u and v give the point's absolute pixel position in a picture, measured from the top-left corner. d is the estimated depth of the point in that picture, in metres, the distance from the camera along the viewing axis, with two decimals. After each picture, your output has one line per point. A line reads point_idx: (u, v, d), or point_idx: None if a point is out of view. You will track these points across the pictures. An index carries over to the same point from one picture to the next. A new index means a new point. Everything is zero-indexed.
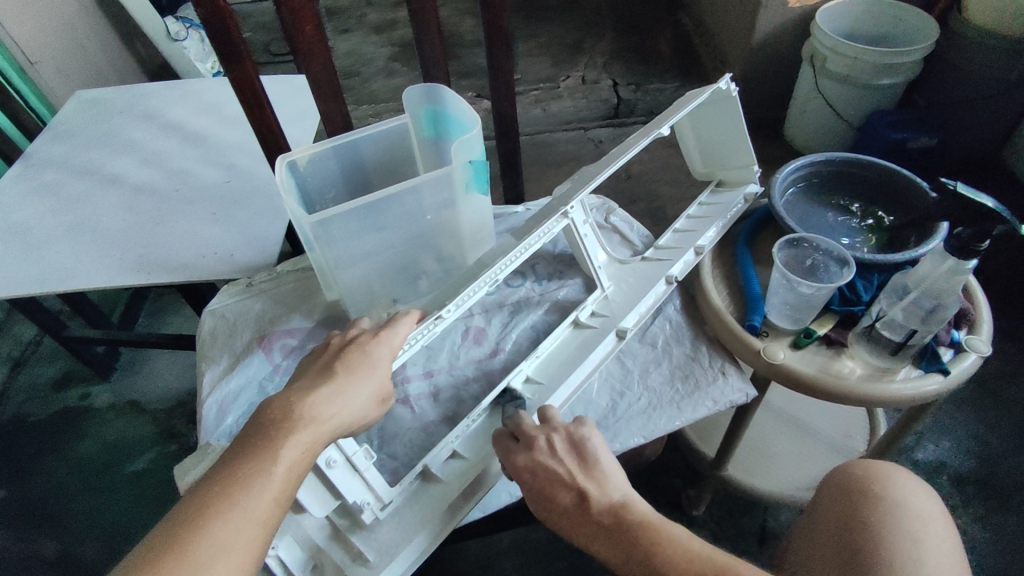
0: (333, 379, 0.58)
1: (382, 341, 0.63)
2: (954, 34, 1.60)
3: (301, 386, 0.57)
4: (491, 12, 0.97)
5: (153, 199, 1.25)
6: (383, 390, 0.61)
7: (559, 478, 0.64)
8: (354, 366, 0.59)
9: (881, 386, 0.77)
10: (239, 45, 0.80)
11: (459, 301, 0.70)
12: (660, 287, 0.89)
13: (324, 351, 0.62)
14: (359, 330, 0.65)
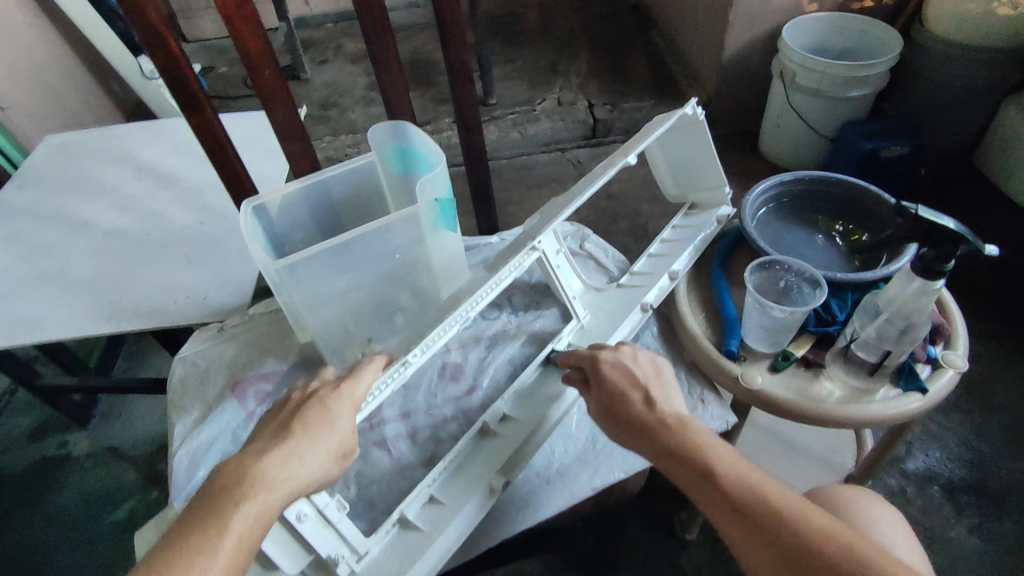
0: (288, 439, 0.56)
1: (343, 393, 0.61)
2: (918, 45, 1.62)
3: (256, 448, 0.56)
4: (454, 51, 0.97)
5: (127, 243, 1.24)
6: (342, 448, 0.60)
7: (634, 383, 0.67)
8: (311, 423, 0.58)
9: (860, 408, 0.77)
10: (197, 92, 0.81)
11: (428, 342, 0.69)
12: (636, 314, 0.89)
13: (283, 407, 0.61)
14: (320, 381, 0.64)
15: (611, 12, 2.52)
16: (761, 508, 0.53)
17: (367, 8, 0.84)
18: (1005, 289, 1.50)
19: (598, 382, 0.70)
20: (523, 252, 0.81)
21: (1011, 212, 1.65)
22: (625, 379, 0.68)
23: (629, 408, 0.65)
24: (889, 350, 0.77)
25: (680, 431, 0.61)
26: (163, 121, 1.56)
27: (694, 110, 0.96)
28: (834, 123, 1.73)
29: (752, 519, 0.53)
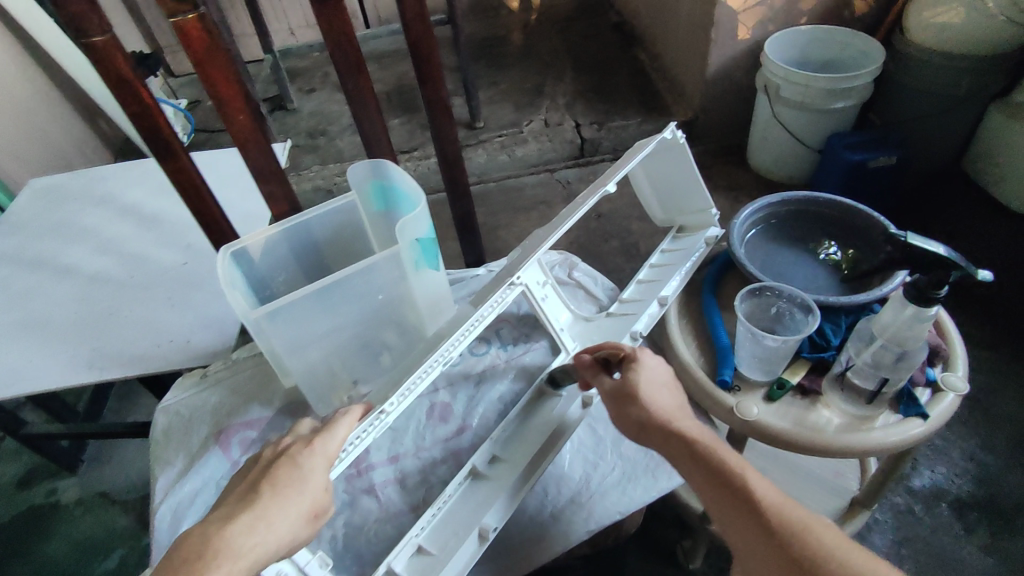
0: (255, 504, 0.54)
1: (316, 450, 0.58)
2: (900, 55, 1.62)
3: (222, 515, 0.54)
4: (431, 88, 0.93)
5: (110, 287, 1.22)
6: (315, 507, 0.57)
7: (659, 388, 0.68)
8: (281, 483, 0.56)
9: (859, 437, 0.74)
10: (169, 137, 0.79)
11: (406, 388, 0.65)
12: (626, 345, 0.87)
13: (254, 466, 0.59)
14: (294, 437, 0.62)
15: (594, 31, 2.52)
16: (787, 519, 0.52)
17: (341, 49, 0.80)
18: (1002, 296, 1.48)
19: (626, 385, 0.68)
20: (504, 289, 0.78)
21: (1002, 219, 1.65)
22: (651, 381, 0.68)
23: (654, 408, 0.65)
24: (887, 377, 0.76)
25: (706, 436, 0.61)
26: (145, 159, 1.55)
27: (677, 134, 0.93)
28: (821, 135, 1.72)
29: (776, 532, 0.52)
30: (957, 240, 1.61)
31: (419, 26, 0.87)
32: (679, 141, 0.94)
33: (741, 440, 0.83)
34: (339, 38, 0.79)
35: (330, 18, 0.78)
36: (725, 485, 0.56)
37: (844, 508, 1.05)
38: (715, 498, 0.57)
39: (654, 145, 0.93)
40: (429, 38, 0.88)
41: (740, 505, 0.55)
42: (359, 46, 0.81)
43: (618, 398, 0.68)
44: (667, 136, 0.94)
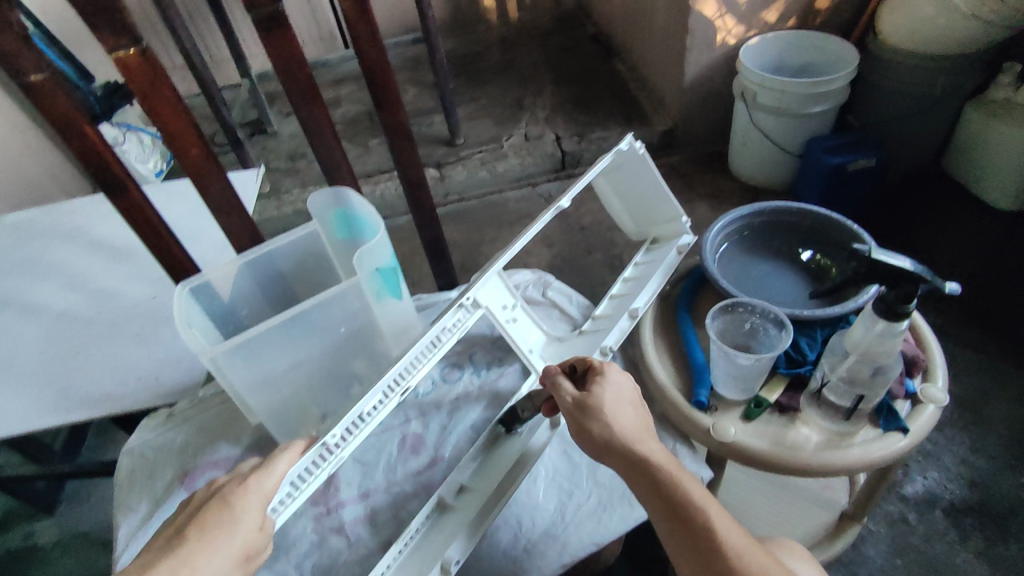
0: (180, 549, 0.52)
1: (250, 487, 0.57)
2: (875, 57, 1.61)
3: (141, 563, 0.51)
4: (390, 113, 0.92)
5: (78, 325, 1.19)
6: (247, 548, 0.55)
7: (625, 410, 0.65)
8: (210, 523, 0.54)
9: (838, 455, 0.72)
10: (120, 174, 0.77)
11: (352, 424, 0.65)
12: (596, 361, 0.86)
13: (185, 509, 0.57)
14: (231, 476, 0.59)
15: (572, 42, 2.46)
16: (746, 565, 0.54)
17: (293, 77, 0.79)
18: (990, 294, 1.45)
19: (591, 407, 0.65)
20: (452, 309, 0.76)
21: (985, 215, 1.62)
22: (617, 403, 0.65)
23: (620, 434, 0.62)
24: (863, 395, 0.74)
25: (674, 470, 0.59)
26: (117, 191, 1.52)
27: (633, 144, 0.95)
28: (800, 139, 1.71)
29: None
30: (943, 237, 1.59)
31: (372, 52, 0.85)
32: (637, 151, 0.95)
33: (720, 461, 0.80)
34: (290, 65, 0.78)
35: (279, 46, 0.76)
36: (687, 525, 0.56)
37: (834, 522, 1.03)
38: (676, 535, 0.57)
39: (612, 159, 0.94)
40: (384, 64, 0.86)
41: (702, 549, 0.55)
42: (311, 73, 0.80)
43: (582, 416, 0.65)
44: (624, 148, 0.95)
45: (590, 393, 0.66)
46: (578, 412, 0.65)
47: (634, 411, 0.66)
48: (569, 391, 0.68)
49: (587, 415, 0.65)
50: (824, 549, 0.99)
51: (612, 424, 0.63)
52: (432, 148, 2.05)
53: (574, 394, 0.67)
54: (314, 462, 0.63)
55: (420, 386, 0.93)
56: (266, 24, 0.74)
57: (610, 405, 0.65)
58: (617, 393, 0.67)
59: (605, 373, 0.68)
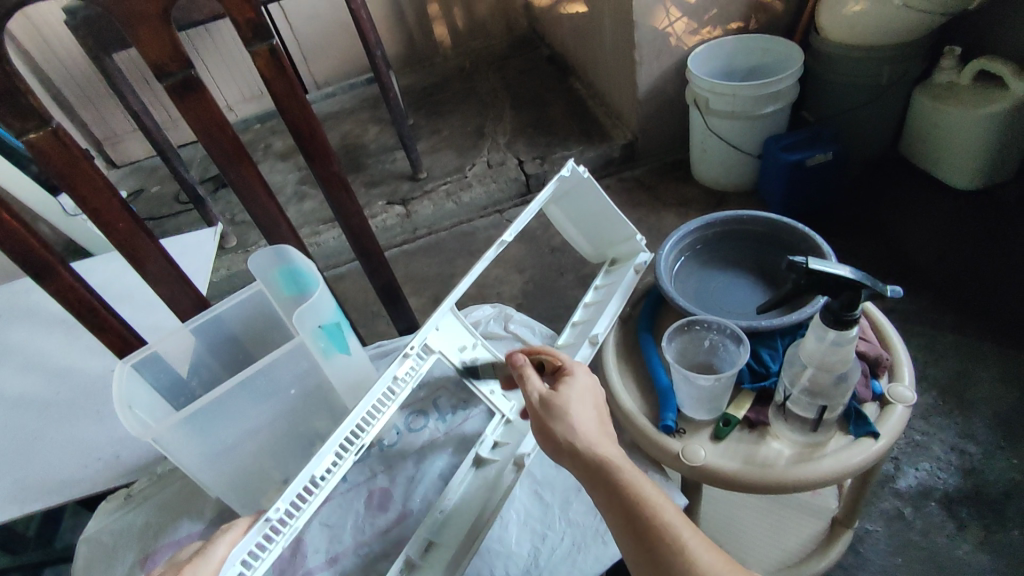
0: None
1: None
2: (819, 53, 1.62)
3: None
4: (321, 165, 0.91)
5: (37, 408, 1.14)
6: None
7: (589, 412, 0.64)
8: None
9: (810, 468, 0.70)
10: (47, 258, 0.75)
11: (301, 494, 0.63)
12: None
13: None
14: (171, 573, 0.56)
15: (529, 66, 2.42)
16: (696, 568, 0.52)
17: (215, 140, 0.79)
18: (960, 276, 1.43)
19: (550, 418, 0.63)
20: (394, 359, 0.71)
21: (947, 196, 1.62)
22: (580, 403, 0.64)
23: (583, 435, 0.61)
24: (825, 404, 0.71)
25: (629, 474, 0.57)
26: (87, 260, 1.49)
27: (576, 169, 0.93)
28: (757, 140, 1.69)
29: None
30: (911, 223, 1.58)
31: (295, 107, 0.84)
32: (581, 175, 0.93)
33: (694, 485, 0.78)
34: (211, 127, 0.78)
35: (197, 109, 0.76)
36: (642, 531, 0.54)
37: (826, 529, 0.99)
38: (630, 541, 0.55)
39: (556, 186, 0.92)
40: (309, 117, 0.85)
41: (656, 554, 0.53)
42: (235, 134, 0.80)
43: (546, 413, 0.63)
44: (567, 173, 0.93)
45: (556, 392, 0.65)
46: (543, 410, 0.64)
47: (598, 412, 0.65)
48: (536, 388, 0.66)
49: (553, 412, 0.63)
50: (818, 559, 0.95)
51: (577, 424, 0.62)
52: (395, 185, 1.99)
53: (541, 392, 0.65)
54: (266, 537, 0.60)
55: (385, 437, 0.90)
56: (179, 90, 0.74)
57: (573, 404, 0.63)
58: (581, 393, 0.66)
59: (568, 378, 0.67)
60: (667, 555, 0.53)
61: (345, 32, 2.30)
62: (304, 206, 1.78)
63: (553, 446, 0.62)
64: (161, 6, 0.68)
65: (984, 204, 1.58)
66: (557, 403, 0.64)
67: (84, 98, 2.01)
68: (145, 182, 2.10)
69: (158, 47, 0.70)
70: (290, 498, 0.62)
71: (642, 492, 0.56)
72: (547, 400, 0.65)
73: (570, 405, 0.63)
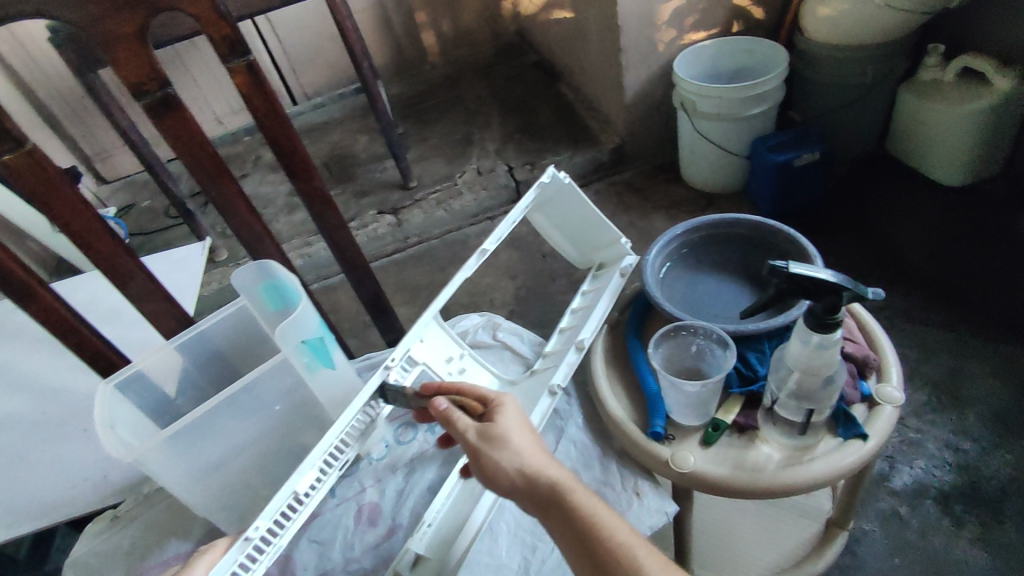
0: None
1: None
2: (804, 54, 1.63)
3: None
4: (303, 181, 0.91)
5: (23, 430, 1.13)
6: None
7: (529, 439, 0.63)
8: None
9: (800, 472, 0.70)
10: (27, 279, 0.75)
11: (284, 512, 0.62)
12: (546, 401, 0.85)
13: None
14: None
15: (517, 72, 2.42)
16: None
17: (195, 158, 0.79)
18: (950, 273, 1.43)
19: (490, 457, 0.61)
20: (378, 370, 0.72)
21: (935, 192, 1.63)
22: (519, 431, 0.64)
23: (528, 466, 0.60)
24: (811, 408, 0.71)
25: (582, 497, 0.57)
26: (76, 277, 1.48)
27: (556, 174, 0.94)
28: (745, 141, 1.69)
29: None
30: (899, 221, 1.58)
31: (275, 122, 0.83)
32: (561, 181, 0.94)
33: (685, 492, 0.77)
34: (190, 146, 0.77)
35: (176, 129, 0.75)
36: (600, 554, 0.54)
37: (821, 531, 0.99)
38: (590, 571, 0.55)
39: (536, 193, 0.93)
40: (289, 134, 0.85)
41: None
42: (215, 151, 0.79)
43: (486, 447, 0.62)
44: (547, 180, 0.94)
45: (492, 423, 0.64)
46: (484, 444, 0.62)
47: (536, 438, 0.65)
48: (468, 425, 0.64)
49: (495, 442, 0.62)
50: (813, 562, 0.95)
51: (520, 453, 0.61)
52: (385, 194, 1.98)
53: (475, 427, 0.63)
54: (249, 558, 0.59)
55: (373, 450, 0.89)
56: (157, 110, 0.73)
57: (513, 433, 0.63)
58: (518, 421, 0.65)
59: (494, 409, 0.66)
60: None
61: (332, 42, 2.30)
62: (294, 218, 1.77)
63: (498, 480, 0.61)
64: (137, 25, 0.67)
65: (971, 200, 1.58)
66: (496, 435, 0.63)
67: (71, 113, 2.00)
68: (135, 197, 2.08)
69: (135, 68, 0.70)
70: (273, 516, 0.61)
71: (596, 515, 0.56)
72: (485, 432, 0.63)
73: (511, 435, 0.63)
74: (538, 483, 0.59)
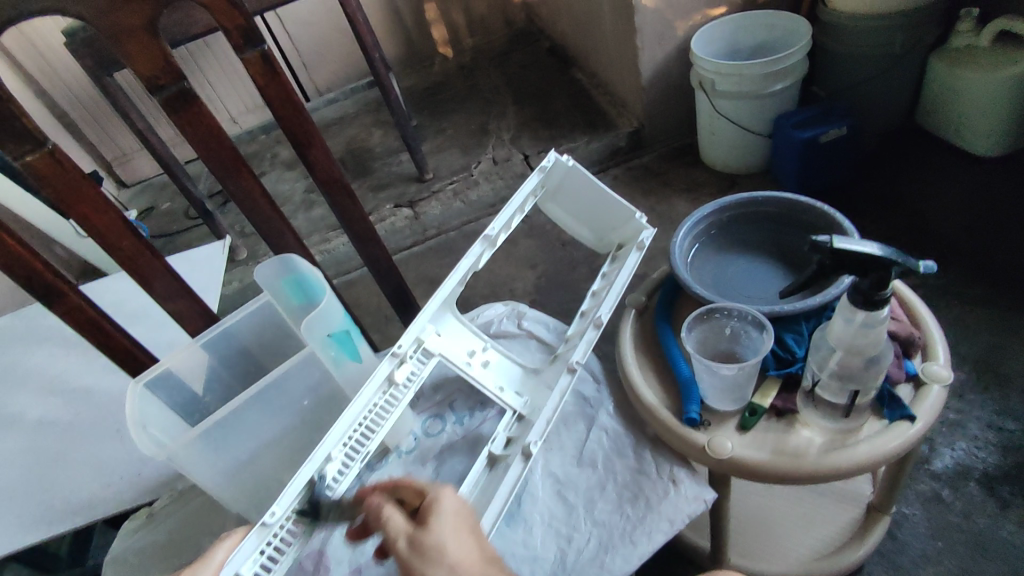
0: None
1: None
2: (827, 26, 1.57)
3: None
4: (321, 171, 0.90)
5: (61, 431, 1.15)
6: None
7: (465, 546, 0.57)
8: None
9: (844, 457, 0.67)
10: (55, 280, 0.75)
11: (309, 507, 0.62)
12: (567, 381, 0.82)
13: None
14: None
15: (531, 59, 2.38)
16: None
17: (214, 153, 0.78)
18: (989, 246, 1.37)
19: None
20: (387, 360, 0.72)
21: (969, 164, 1.57)
22: (453, 534, 0.57)
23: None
24: (856, 390, 0.69)
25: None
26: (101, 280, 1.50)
27: (557, 158, 0.96)
28: (767, 119, 1.64)
29: None
30: (931, 194, 1.52)
31: (291, 113, 0.83)
32: (563, 163, 0.96)
33: (723, 479, 0.75)
34: (208, 141, 0.77)
35: (193, 124, 0.75)
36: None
37: (863, 516, 0.96)
38: None
39: (540, 178, 0.95)
40: (307, 126, 0.84)
41: None
42: (232, 145, 0.79)
43: (417, 562, 0.55)
44: (549, 164, 0.96)
45: (422, 530, 0.58)
46: (413, 558, 0.56)
47: (474, 536, 0.58)
48: (398, 530, 0.58)
49: (427, 556, 0.56)
50: (856, 548, 0.92)
51: (455, 567, 0.55)
52: (402, 188, 1.97)
53: (404, 536, 0.57)
54: (276, 550, 0.59)
55: (402, 443, 0.89)
56: (172, 103, 0.73)
57: (446, 542, 0.56)
58: (451, 523, 0.58)
59: (428, 513, 0.59)
60: None
61: (343, 37, 2.29)
62: (313, 214, 1.76)
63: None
64: (147, 18, 0.66)
65: (1007, 171, 1.52)
66: (425, 546, 0.56)
67: (90, 117, 2.02)
68: (156, 200, 2.10)
69: (148, 63, 0.69)
70: (298, 507, 0.61)
71: None
72: (416, 541, 0.57)
73: (442, 543, 0.56)
74: None
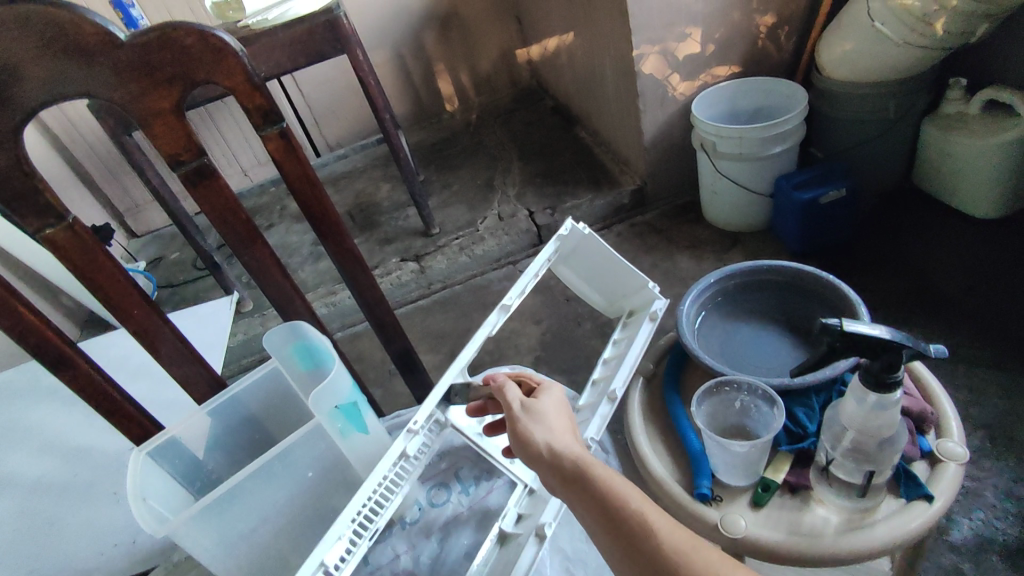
0: None
1: None
2: (823, 91, 1.62)
3: None
4: (334, 241, 0.92)
5: (57, 492, 1.13)
6: None
7: (566, 423, 0.65)
8: None
9: (859, 540, 0.66)
10: (66, 350, 0.75)
11: None
12: None
13: None
14: None
15: (535, 118, 2.45)
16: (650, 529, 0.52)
17: (229, 225, 0.80)
18: (995, 307, 1.37)
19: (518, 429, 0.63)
20: (400, 435, 0.71)
21: (970, 226, 1.58)
22: (556, 413, 0.66)
23: (560, 438, 0.61)
24: (871, 469, 0.67)
25: (606, 472, 0.57)
26: (106, 335, 1.50)
27: (574, 227, 0.97)
28: (768, 180, 1.67)
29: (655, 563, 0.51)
30: (938, 255, 1.53)
31: (306, 186, 0.85)
32: (580, 232, 0.96)
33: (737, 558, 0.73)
34: (224, 213, 0.79)
35: (211, 197, 0.77)
36: (614, 519, 0.54)
37: None
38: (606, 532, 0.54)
39: (557, 245, 0.96)
40: (322, 199, 0.87)
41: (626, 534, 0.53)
42: (248, 217, 0.81)
43: (526, 418, 0.64)
44: (567, 232, 0.97)
45: (535, 400, 0.67)
46: (523, 414, 0.64)
47: (571, 422, 0.66)
48: (515, 396, 0.67)
49: (532, 416, 0.64)
50: None
51: (553, 430, 0.62)
52: (408, 242, 1.99)
53: (521, 399, 0.66)
54: None
55: (406, 514, 0.87)
56: (193, 178, 0.75)
57: (552, 412, 0.65)
58: (557, 404, 0.67)
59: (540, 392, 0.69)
60: (635, 531, 0.52)
61: (355, 95, 2.37)
62: (319, 268, 1.78)
63: (528, 448, 0.61)
64: (173, 101, 0.69)
65: (1008, 232, 1.53)
66: (537, 410, 0.65)
67: (106, 171, 2.07)
68: (164, 250, 2.13)
69: (172, 140, 0.72)
70: None
71: (617, 488, 0.55)
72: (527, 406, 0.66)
73: (548, 413, 0.65)
74: (565, 457, 0.59)
